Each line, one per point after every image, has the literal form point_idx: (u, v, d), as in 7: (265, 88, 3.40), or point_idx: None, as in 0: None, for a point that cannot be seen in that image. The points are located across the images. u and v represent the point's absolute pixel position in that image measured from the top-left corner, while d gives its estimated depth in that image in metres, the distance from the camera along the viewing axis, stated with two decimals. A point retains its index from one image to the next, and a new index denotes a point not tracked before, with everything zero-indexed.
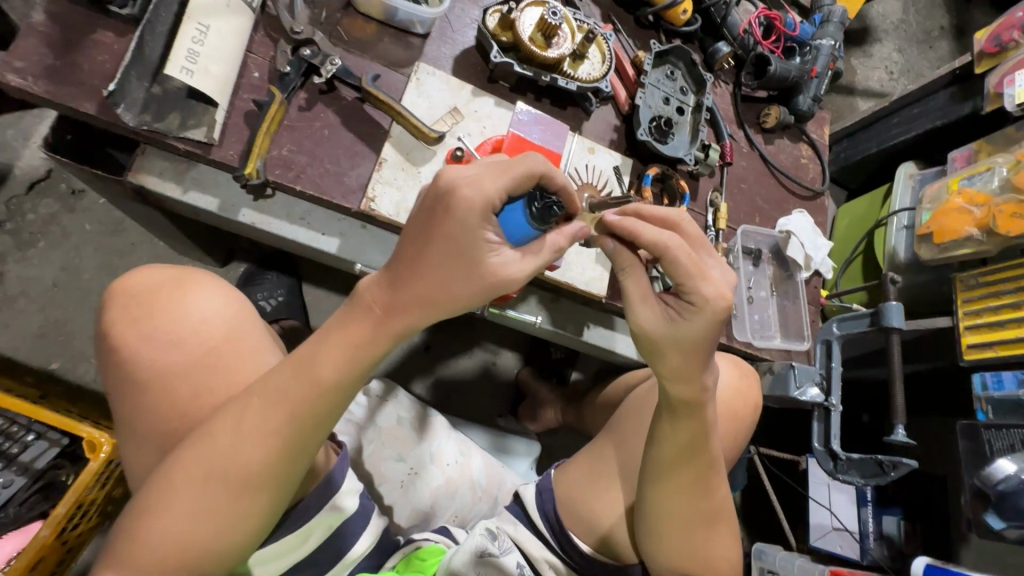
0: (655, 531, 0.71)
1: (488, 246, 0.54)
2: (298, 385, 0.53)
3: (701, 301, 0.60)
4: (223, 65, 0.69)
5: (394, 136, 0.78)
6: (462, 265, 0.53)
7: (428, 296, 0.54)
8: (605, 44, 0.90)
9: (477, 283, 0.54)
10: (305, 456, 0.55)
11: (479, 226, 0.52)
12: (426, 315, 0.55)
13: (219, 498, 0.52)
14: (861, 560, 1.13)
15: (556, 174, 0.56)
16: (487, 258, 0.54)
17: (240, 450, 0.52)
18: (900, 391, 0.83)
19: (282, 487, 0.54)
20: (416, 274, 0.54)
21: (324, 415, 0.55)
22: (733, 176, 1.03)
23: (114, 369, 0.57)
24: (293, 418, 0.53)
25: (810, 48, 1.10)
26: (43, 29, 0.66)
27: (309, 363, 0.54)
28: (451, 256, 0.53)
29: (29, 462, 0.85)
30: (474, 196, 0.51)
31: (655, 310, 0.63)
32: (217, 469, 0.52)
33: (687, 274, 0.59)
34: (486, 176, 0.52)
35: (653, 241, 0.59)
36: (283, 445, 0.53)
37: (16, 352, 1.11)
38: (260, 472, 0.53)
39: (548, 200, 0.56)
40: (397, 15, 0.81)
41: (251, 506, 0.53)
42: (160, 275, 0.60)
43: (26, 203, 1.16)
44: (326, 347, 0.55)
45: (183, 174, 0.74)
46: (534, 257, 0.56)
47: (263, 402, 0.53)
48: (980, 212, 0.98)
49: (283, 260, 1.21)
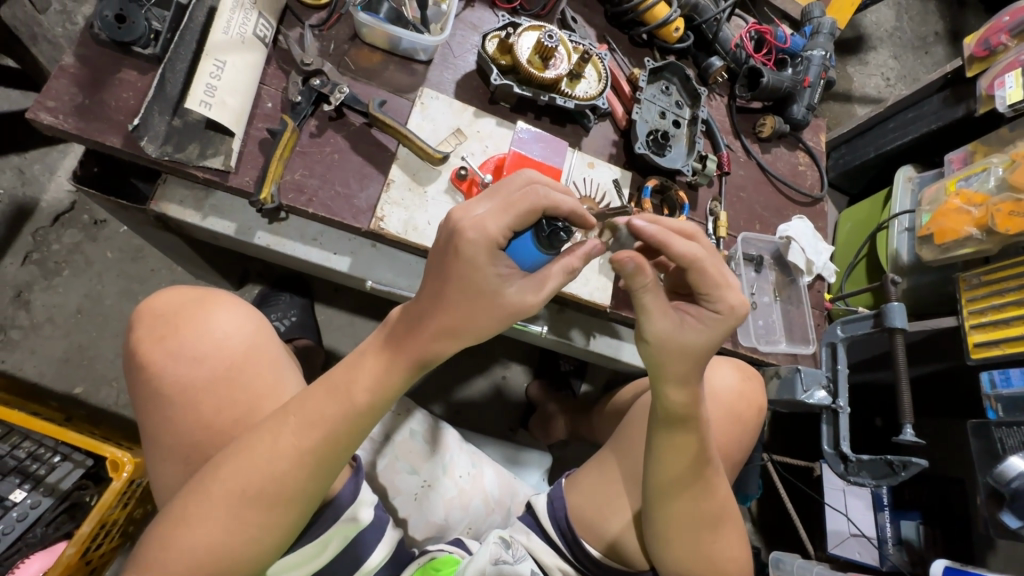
0: (660, 535, 0.72)
1: (500, 278, 0.55)
2: (335, 408, 0.56)
3: (727, 310, 0.62)
4: (238, 97, 0.74)
5: (400, 157, 0.82)
6: (477, 300, 0.55)
7: (451, 325, 0.56)
8: (600, 64, 0.93)
9: (494, 313, 0.56)
10: (335, 474, 0.57)
11: (488, 263, 0.54)
12: (453, 343, 0.58)
13: (253, 514, 0.54)
14: (880, 566, 1.15)
15: (559, 204, 0.57)
16: (500, 291, 0.56)
17: (278, 470, 0.54)
18: (906, 392, 0.84)
19: (312, 501, 0.57)
20: (438, 310, 0.56)
21: (354, 435, 0.57)
22: (732, 185, 1.05)
23: (140, 385, 0.60)
24: (329, 438, 0.56)
25: (801, 60, 1.13)
26: (73, 70, 0.71)
27: (340, 382, 0.57)
28: (466, 294, 0.55)
29: (56, 483, 0.88)
30: (479, 237, 0.53)
31: (676, 320, 0.63)
32: (253, 487, 0.54)
33: (712, 285, 0.62)
34: (489, 216, 0.54)
35: (686, 253, 0.60)
36: (317, 464, 0.56)
37: (41, 378, 1.14)
38: (296, 490, 0.55)
39: (555, 227, 0.58)
40: (402, 44, 0.85)
41: (277, 518, 0.55)
42: (183, 296, 0.63)
43: (51, 234, 1.21)
44: (360, 372, 0.58)
45: (202, 201, 0.77)
46: (543, 289, 0.58)
47: (301, 424, 0.55)
48: (978, 212, 0.99)
49: (296, 282, 1.25)
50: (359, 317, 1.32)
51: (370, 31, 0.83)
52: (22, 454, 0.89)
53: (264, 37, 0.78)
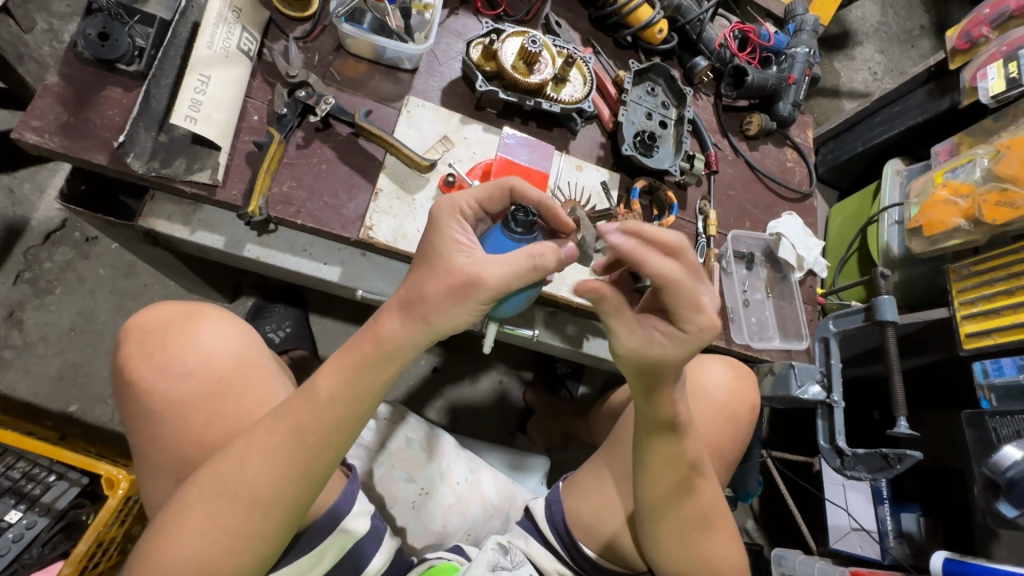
0: (656, 537, 0.72)
1: (458, 245, 0.57)
2: (303, 406, 0.56)
3: (695, 330, 0.61)
4: (224, 111, 0.74)
5: (388, 166, 0.82)
6: (431, 266, 0.56)
7: (408, 298, 0.56)
8: (585, 67, 0.94)
9: (446, 280, 0.55)
10: (311, 478, 0.56)
11: (449, 229, 0.58)
12: (409, 320, 0.56)
13: (230, 520, 0.54)
14: (882, 560, 1.14)
15: (524, 189, 0.63)
16: (453, 257, 0.56)
17: (250, 470, 0.54)
18: (899, 385, 0.84)
19: (293, 508, 0.56)
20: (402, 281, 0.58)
21: (328, 437, 0.56)
22: (721, 183, 1.06)
23: (130, 403, 0.59)
24: (297, 437, 0.55)
25: (785, 57, 1.13)
26: (58, 89, 0.71)
27: (314, 383, 0.57)
28: (424, 263, 0.57)
29: (51, 503, 0.87)
30: (447, 203, 0.60)
31: (643, 337, 0.64)
32: (227, 490, 0.54)
33: (682, 306, 0.60)
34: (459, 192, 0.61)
35: (660, 273, 0.58)
36: (287, 465, 0.55)
37: (35, 398, 1.14)
38: (269, 492, 0.54)
39: (518, 213, 0.62)
40: (386, 53, 0.85)
41: (260, 527, 0.55)
42: (170, 310, 0.63)
43: (42, 252, 1.21)
44: (327, 369, 0.57)
45: (191, 216, 0.77)
46: (501, 262, 0.54)
47: (273, 424, 0.55)
48: (965, 203, 1.00)
49: (289, 293, 1.25)
50: (354, 326, 1.32)
51: (355, 42, 0.84)
52: (16, 475, 0.88)
53: (248, 50, 0.78)
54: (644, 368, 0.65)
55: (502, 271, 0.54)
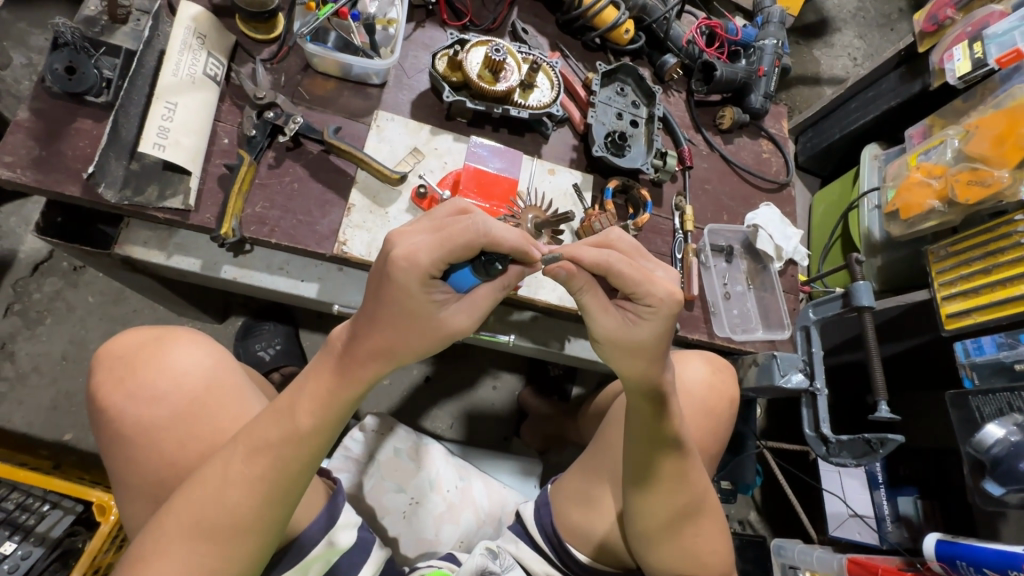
0: (643, 534, 0.73)
1: (434, 303, 0.55)
2: (279, 431, 0.55)
3: (658, 301, 0.61)
4: (193, 137, 0.75)
5: (360, 181, 0.83)
6: (410, 325, 0.55)
7: (387, 349, 0.56)
8: (552, 71, 0.95)
9: (429, 335, 0.56)
10: (293, 499, 0.56)
11: (421, 291, 0.53)
12: (390, 365, 0.57)
13: (208, 546, 0.53)
14: (881, 544, 1.15)
15: (499, 242, 0.54)
16: (434, 314, 0.55)
17: (229, 497, 0.53)
18: (879, 369, 0.84)
19: (271, 531, 0.56)
20: (374, 333, 0.55)
21: (304, 462, 0.56)
22: (696, 178, 1.07)
23: (104, 429, 0.60)
24: (277, 463, 0.54)
25: (754, 50, 1.14)
26: (28, 124, 0.73)
27: (288, 410, 0.56)
28: (399, 321, 0.55)
29: (46, 532, 0.88)
30: (411, 268, 0.52)
31: (618, 318, 0.63)
32: (204, 517, 0.53)
33: (634, 283, 0.60)
34: (423, 248, 0.52)
35: (597, 261, 0.60)
36: (267, 490, 0.54)
37: (30, 428, 1.15)
38: (250, 517, 0.54)
39: (490, 258, 0.57)
40: (354, 70, 0.87)
41: (239, 552, 0.54)
42: (141, 335, 0.64)
43: (31, 284, 1.22)
44: (304, 395, 0.56)
45: (166, 241, 0.79)
46: (478, 311, 0.58)
47: (249, 450, 0.54)
48: (938, 184, 1.00)
49: (278, 310, 1.26)
50: None
51: (321, 61, 0.85)
52: (10, 506, 0.89)
53: (215, 75, 0.79)
54: (648, 386, 0.66)
55: (476, 313, 0.59)
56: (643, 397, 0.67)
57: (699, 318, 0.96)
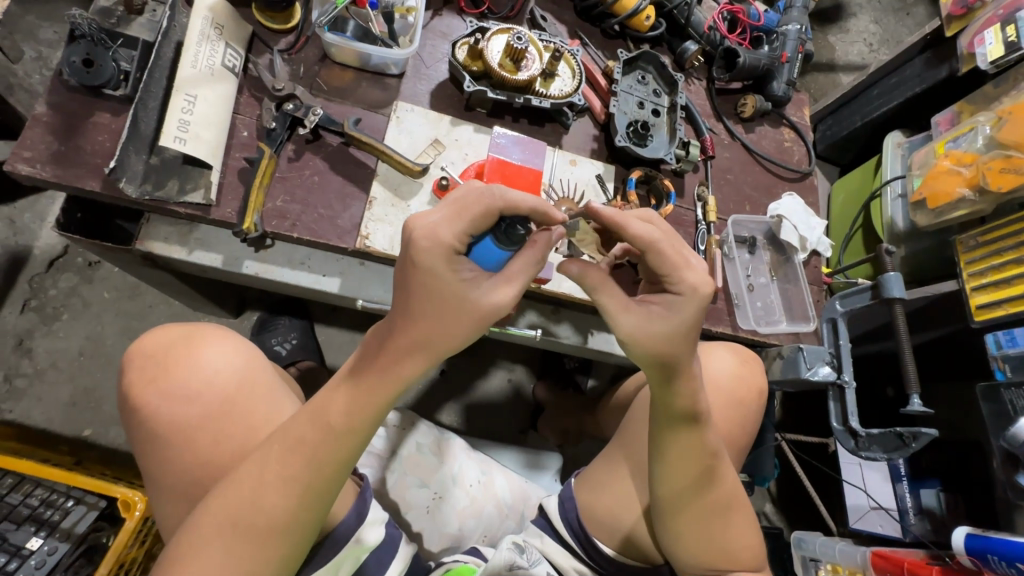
0: (673, 529, 0.72)
1: (464, 283, 0.54)
2: (316, 432, 0.54)
3: (690, 288, 0.63)
4: (213, 130, 0.74)
5: (380, 174, 0.82)
6: (444, 307, 0.54)
7: (421, 339, 0.54)
8: (573, 60, 0.93)
9: (467, 319, 0.54)
10: (328, 501, 0.55)
11: (447, 269, 0.53)
12: (427, 357, 0.55)
13: (245, 547, 0.53)
14: (904, 537, 1.12)
15: (517, 204, 0.56)
16: (467, 297, 0.54)
17: (265, 499, 0.53)
18: (911, 361, 0.83)
19: (307, 532, 0.55)
20: (406, 320, 0.54)
21: (339, 464, 0.55)
22: (718, 168, 1.05)
23: (137, 427, 0.60)
24: (312, 464, 0.54)
25: (776, 36, 1.11)
26: (47, 119, 0.71)
27: (321, 410, 0.55)
28: (432, 304, 0.54)
29: (70, 528, 0.88)
30: (433, 245, 0.53)
31: (641, 314, 0.63)
32: (240, 518, 0.53)
33: (671, 267, 0.63)
34: (442, 223, 0.53)
35: (642, 234, 0.62)
36: (303, 492, 0.54)
37: (49, 424, 1.15)
38: (284, 519, 0.53)
39: (509, 224, 0.58)
40: (372, 60, 0.85)
41: (274, 553, 0.54)
42: (172, 333, 0.63)
43: (46, 280, 1.21)
44: (338, 395, 0.55)
45: (187, 236, 0.77)
46: (514, 283, 0.56)
47: (284, 450, 0.54)
48: (969, 172, 0.98)
49: (293, 305, 1.25)
50: (359, 334, 1.32)
51: (339, 51, 0.83)
52: (35, 501, 0.89)
53: (233, 66, 0.78)
54: (664, 368, 0.65)
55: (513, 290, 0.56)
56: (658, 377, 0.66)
57: (722, 310, 0.95)
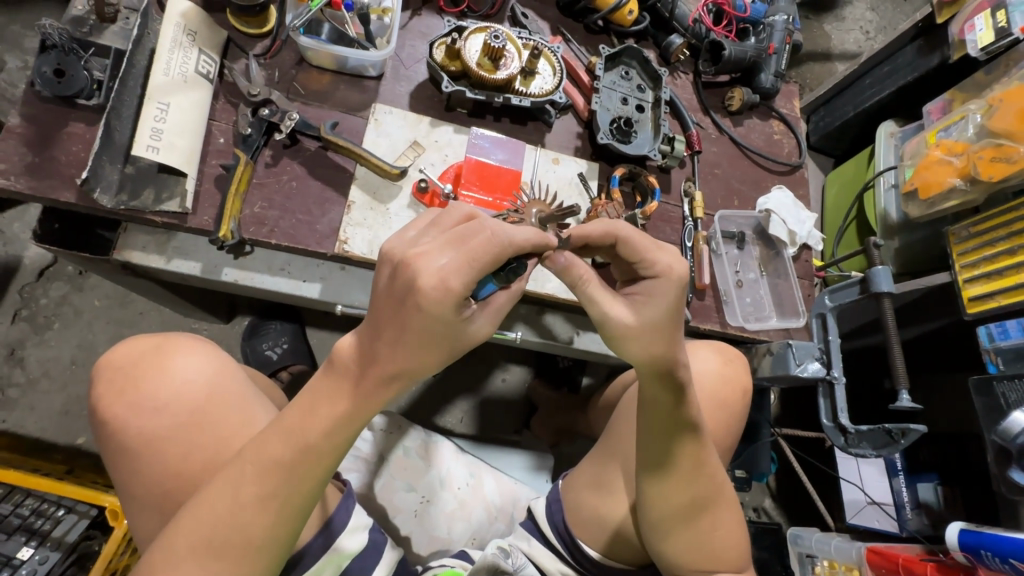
0: (659, 530, 0.71)
1: (462, 322, 0.53)
2: (286, 448, 0.53)
3: (664, 270, 0.61)
4: (187, 138, 0.73)
5: (359, 177, 0.81)
6: (439, 346, 0.52)
7: (408, 371, 0.53)
8: (553, 57, 0.91)
9: (454, 350, 0.54)
10: (300, 514, 0.55)
11: (454, 315, 0.51)
12: (408, 384, 0.55)
13: (215, 561, 0.53)
14: (900, 532, 1.11)
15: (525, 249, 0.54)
16: (461, 333, 0.53)
17: (236, 514, 0.53)
18: (899, 355, 0.81)
19: (280, 544, 0.55)
20: (397, 355, 0.52)
21: (313, 479, 0.54)
22: (705, 163, 1.03)
23: (107, 441, 0.60)
24: (286, 480, 0.53)
25: (763, 27, 1.09)
26: (20, 130, 0.71)
27: (296, 428, 0.54)
28: (428, 343, 0.52)
29: (61, 537, 0.88)
30: (443, 296, 0.49)
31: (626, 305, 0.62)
32: (210, 533, 0.52)
33: (642, 252, 0.62)
34: (453, 270, 0.49)
35: (604, 230, 0.62)
36: (276, 507, 0.53)
37: (43, 433, 1.16)
38: (260, 535, 0.53)
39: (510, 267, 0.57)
40: (349, 62, 0.84)
41: (250, 567, 0.54)
42: (141, 345, 0.63)
43: (37, 289, 1.22)
44: (315, 414, 0.54)
45: (165, 245, 0.77)
46: (499, 316, 0.57)
47: (257, 467, 0.53)
48: (960, 161, 0.96)
49: (283, 309, 1.25)
50: None
51: (316, 54, 0.83)
52: (26, 512, 0.90)
53: (207, 73, 0.77)
54: (660, 369, 0.62)
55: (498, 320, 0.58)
56: (657, 380, 0.63)
57: (710, 307, 0.94)
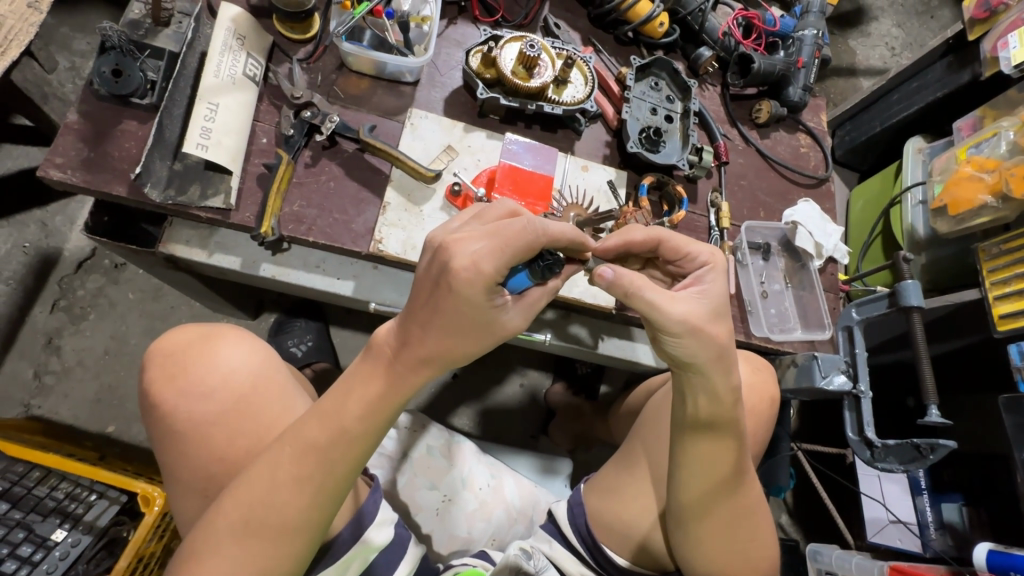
0: (689, 535, 0.71)
1: (493, 309, 0.54)
2: (324, 433, 0.55)
3: (708, 259, 0.68)
4: (233, 137, 0.76)
5: (395, 179, 0.83)
6: (467, 331, 0.54)
7: (438, 355, 0.55)
8: (586, 67, 0.93)
9: (484, 338, 0.56)
10: (336, 502, 0.57)
11: (485, 299, 0.52)
12: (438, 369, 0.57)
13: (257, 545, 0.54)
14: (924, 552, 1.11)
15: (557, 237, 0.55)
16: (491, 320, 0.54)
17: (278, 498, 0.54)
18: (929, 370, 0.81)
19: (315, 531, 0.56)
20: (429, 338, 0.54)
21: (349, 465, 0.56)
22: (732, 174, 1.04)
23: (156, 425, 0.62)
24: (324, 464, 0.55)
25: (792, 41, 1.10)
26: (77, 126, 0.75)
27: (333, 414, 0.56)
28: (456, 325, 0.53)
29: (93, 521, 0.91)
30: (473, 277, 0.51)
31: (689, 301, 0.62)
32: (252, 515, 0.54)
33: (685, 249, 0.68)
34: (485, 256, 0.51)
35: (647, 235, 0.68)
36: (315, 492, 0.55)
37: (75, 420, 1.19)
38: (297, 519, 0.55)
39: (547, 261, 0.57)
40: (388, 68, 0.87)
41: (286, 552, 0.55)
42: (189, 333, 0.65)
43: (75, 280, 1.26)
44: (352, 396, 0.56)
45: (208, 239, 0.80)
46: (531, 311, 0.58)
47: (294, 452, 0.55)
48: (991, 178, 0.96)
49: (309, 307, 1.28)
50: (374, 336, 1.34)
51: (356, 60, 0.85)
52: (60, 495, 0.92)
53: (254, 75, 0.80)
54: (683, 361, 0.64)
55: (527, 315, 0.59)
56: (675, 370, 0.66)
57: (736, 318, 0.94)
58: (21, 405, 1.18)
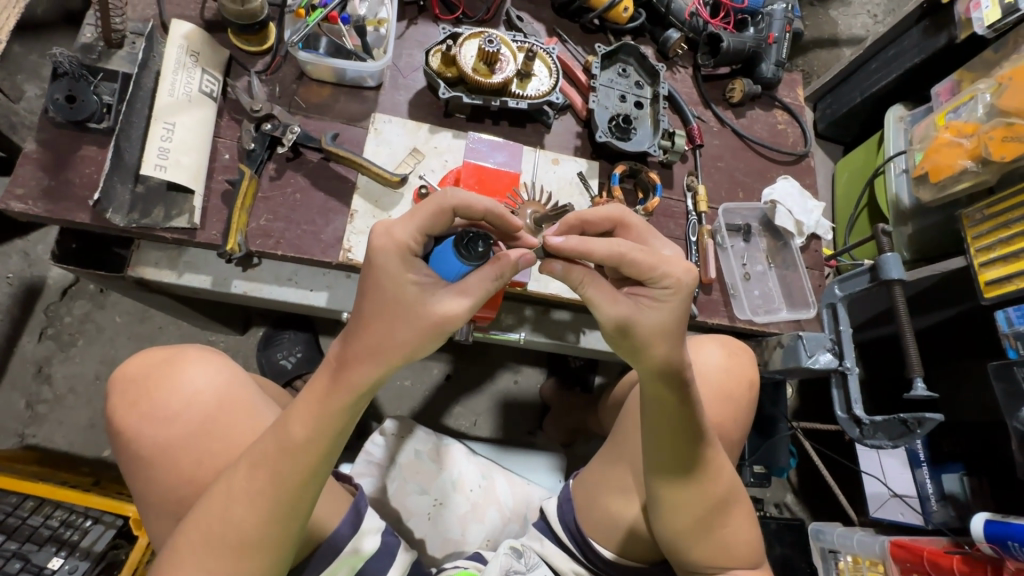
0: (671, 527, 0.70)
1: (418, 288, 0.54)
2: (275, 446, 0.55)
3: (675, 282, 0.60)
4: (192, 155, 0.76)
5: (361, 186, 0.83)
6: (392, 313, 0.53)
7: (374, 347, 0.54)
8: (549, 58, 0.92)
9: (417, 324, 0.53)
10: (296, 515, 0.56)
11: (403, 273, 0.54)
12: (379, 367, 0.54)
13: (220, 563, 0.54)
14: (926, 525, 1.08)
15: (470, 204, 0.57)
16: (418, 300, 0.54)
17: (233, 513, 0.54)
18: (913, 343, 0.79)
19: (277, 545, 0.56)
20: (362, 326, 0.54)
21: (306, 476, 0.55)
22: (708, 156, 1.02)
23: (124, 451, 0.62)
24: (276, 476, 0.54)
25: (762, 17, 1.08)
26: (36, 155, 0.74)
27: (282, 426, 0.55)
28: (381, 307, 0.54)
29: (90, 546, 0.91)
30: (386, 243, 0.54)
31: (630, 304, 0.60)
32: (216, 533, 0.54)
33: (648, 268, 0.60)
34: (396, 225, 0.55)
35: (609, 252, 0.59)
36: (271, 505, 0.54)
37: (70, 447, 1.20)
38: (256, 535, 0.54)
39: (470, 238, 0.59)
40: (347, 74, 0.86)
41: (250, 568, 0.55)
42: (154, 357, 0.65)
43: (61, 308, 1.26)
44: (300, 405, 0.55)
45: (177, 260, 0.80)
46: (469, 297, 0.55)
47: (249, 466, 0.55)
48: (970, 143, 0.94)
49: (296, 319, 1.27)
50: None
51: (315, 68, 0.84)
52: (55, 523, 0.93)
53: (211, 92, 0.79)
54: (667, 371, 0.62)
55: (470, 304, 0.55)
56: (661, 383, 0.63)
57: (718, 301, 0.93)
58: (16, 436, 1.19)
